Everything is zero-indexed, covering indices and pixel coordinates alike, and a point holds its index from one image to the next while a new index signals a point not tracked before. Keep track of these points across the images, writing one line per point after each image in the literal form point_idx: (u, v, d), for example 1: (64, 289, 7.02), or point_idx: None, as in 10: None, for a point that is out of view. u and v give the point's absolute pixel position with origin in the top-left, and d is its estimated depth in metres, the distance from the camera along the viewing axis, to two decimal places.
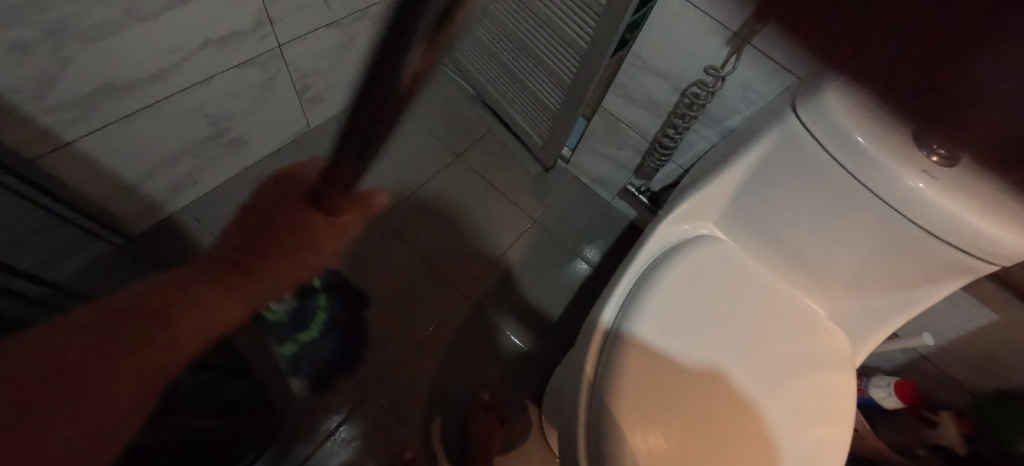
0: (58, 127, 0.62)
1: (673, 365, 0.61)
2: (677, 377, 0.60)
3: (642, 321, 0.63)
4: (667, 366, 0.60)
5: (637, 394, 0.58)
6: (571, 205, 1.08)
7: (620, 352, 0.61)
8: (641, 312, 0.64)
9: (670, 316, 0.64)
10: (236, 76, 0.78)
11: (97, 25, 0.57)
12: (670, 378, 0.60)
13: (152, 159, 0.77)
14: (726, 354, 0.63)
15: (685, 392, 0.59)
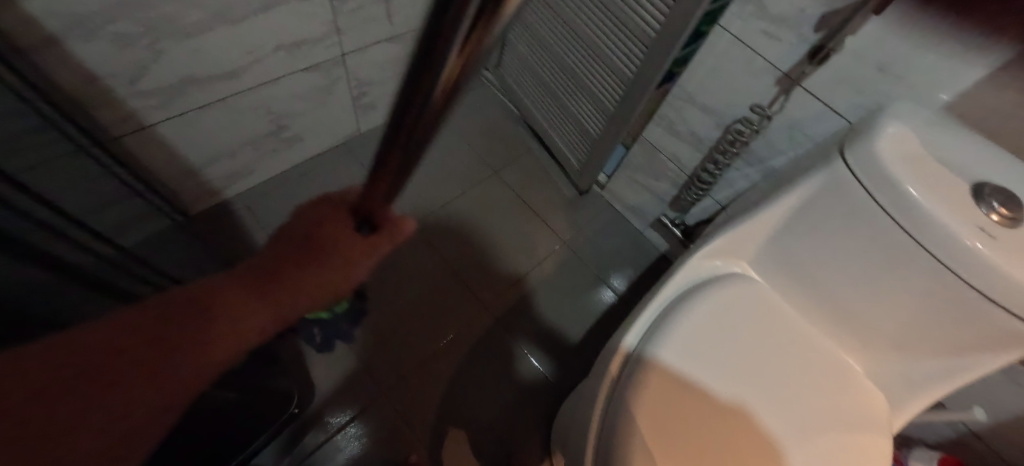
0: (143, 111, 0.70)
1: (697, 401, 0.58)
2: (697, 410, 0.58)
3: (665, 345, 0.61)
4: (687, 398, 0.58)
5: (658, 426, 0.56)
6: (601, 232, 1.09)
7: (641, 380, 0.59)
8: (666, 343, 0.61)
9: (695, 350, 0.61)
10: (301, 80, 0.85)
11: (190, 25, 0.65)
12: (689, 411, 0.57)
13: (217, 148, 0.84)
14: (754, 396, 0.59)
15: (705, 429, 0.57)
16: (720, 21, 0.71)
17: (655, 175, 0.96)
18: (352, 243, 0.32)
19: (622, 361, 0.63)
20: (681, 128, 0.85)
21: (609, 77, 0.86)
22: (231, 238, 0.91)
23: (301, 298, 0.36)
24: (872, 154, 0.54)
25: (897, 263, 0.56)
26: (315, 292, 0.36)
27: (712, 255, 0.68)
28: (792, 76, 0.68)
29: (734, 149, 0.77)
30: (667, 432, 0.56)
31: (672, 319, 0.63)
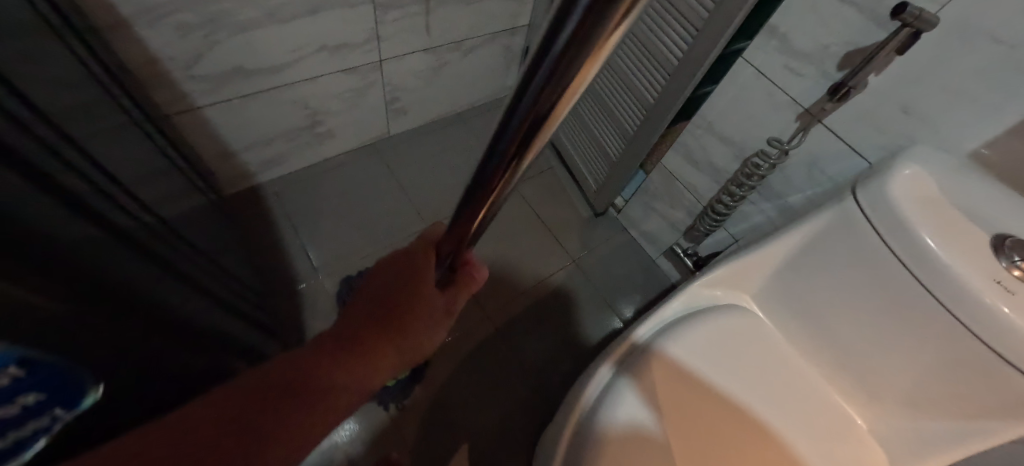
0: (195, 94, 0.77)
1: (709, 407, 0.56)
2: (703, 415, 0.56)
3: (680, 347, 0.59)
4: (684, 399, 0.56)
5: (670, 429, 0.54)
6: (614, 255, 1.09)
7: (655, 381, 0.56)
8: (681, 347, 0.59)
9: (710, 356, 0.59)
10: (340, 80, 0.91)
11: (244, 20, 0.71)
12: (683, 412, 0.55)
13: (256, 135, 0.90)
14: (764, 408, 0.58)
15: (693, 435, 0.55)
16: (745, 53, 0.71)
17: (671, 203, 0.96)
18: (432, 301, 0.38)
19: (628, 346, 0.60)
20: (699, 157, 0.86)
21: (631, 101, 0.88)
22: (257, 219, 0.97)
23: (394, 364, 0.39)
24: (883, 195, 0.52)
25: (906, 310, 0.53)
26: (403, 353, 0.39)
27: (713, 285, 0.66)
28: (814, 113, 0.66)
29: (751, 182, 0.75)
30: (655, 426, 0.54)
31: (684, 326, 0.61)
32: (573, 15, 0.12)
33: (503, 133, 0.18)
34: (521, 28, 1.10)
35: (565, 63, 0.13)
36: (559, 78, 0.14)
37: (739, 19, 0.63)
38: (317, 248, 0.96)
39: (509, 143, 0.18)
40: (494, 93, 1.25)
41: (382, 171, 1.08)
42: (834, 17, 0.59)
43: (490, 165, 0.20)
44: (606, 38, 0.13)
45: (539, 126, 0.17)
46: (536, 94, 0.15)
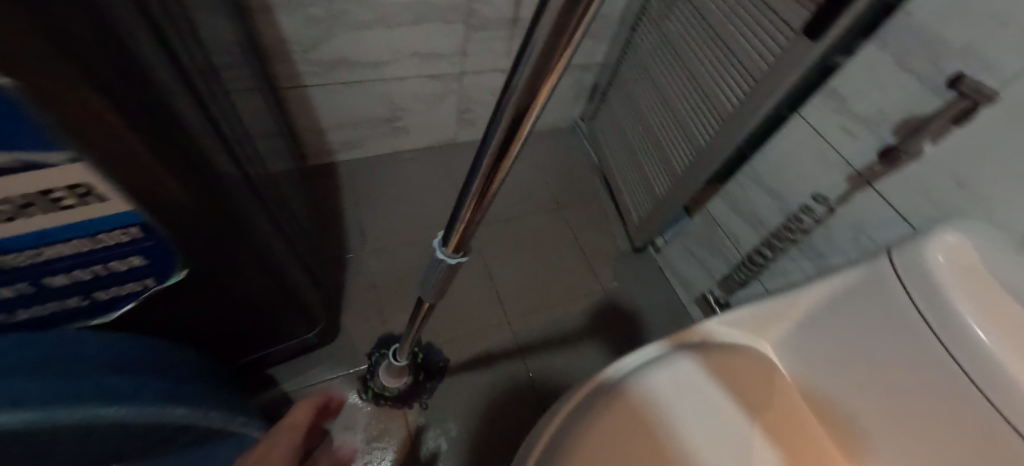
0: (306, 75, 0.90)
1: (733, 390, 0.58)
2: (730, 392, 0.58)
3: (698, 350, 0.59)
4: (783, 400, 0.60)
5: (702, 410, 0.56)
6: (647, 292, 1.10)
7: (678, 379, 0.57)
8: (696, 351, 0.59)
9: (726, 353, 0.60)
10: (424, 84, 1.03)
11: (360, 21, 0.84)
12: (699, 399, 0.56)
13: (345, 119, 1.02)
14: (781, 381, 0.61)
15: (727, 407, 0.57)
16: (802, 110, 0.72)
17: (711, 249, 0.97)
18: None
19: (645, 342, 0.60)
20: (744, 207, 0.86)
21: (685, 145, 0.92)
22: (327, 191, 1.08)
23: None
24: (920, 260, 0.50)
25: (931, 382, 0.50)
26: None
27: (733, 326, 0.62)
28: (864, 175, 0.65)
29: (791, 235, 0.76)
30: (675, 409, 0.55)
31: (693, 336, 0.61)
32: (538, 29, 0.18)
33: (501, 104, 0.23)
34: (591, 65, 1.19)
35: (542, 83, 0.21)
36: (535, 92, 0.21)
37: (798, 76, 0.66)
38: (373, 226, 1.05)
39: (496, 141, 0.26)
40: (557, 122, 1.34)
41: (442, 171, 1.18)
42: (894, 86, 0.58)
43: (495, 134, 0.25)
44: (560, 64, 0.19)
45: (524, 104, 0.22)
46: (524, 104, 0.22)
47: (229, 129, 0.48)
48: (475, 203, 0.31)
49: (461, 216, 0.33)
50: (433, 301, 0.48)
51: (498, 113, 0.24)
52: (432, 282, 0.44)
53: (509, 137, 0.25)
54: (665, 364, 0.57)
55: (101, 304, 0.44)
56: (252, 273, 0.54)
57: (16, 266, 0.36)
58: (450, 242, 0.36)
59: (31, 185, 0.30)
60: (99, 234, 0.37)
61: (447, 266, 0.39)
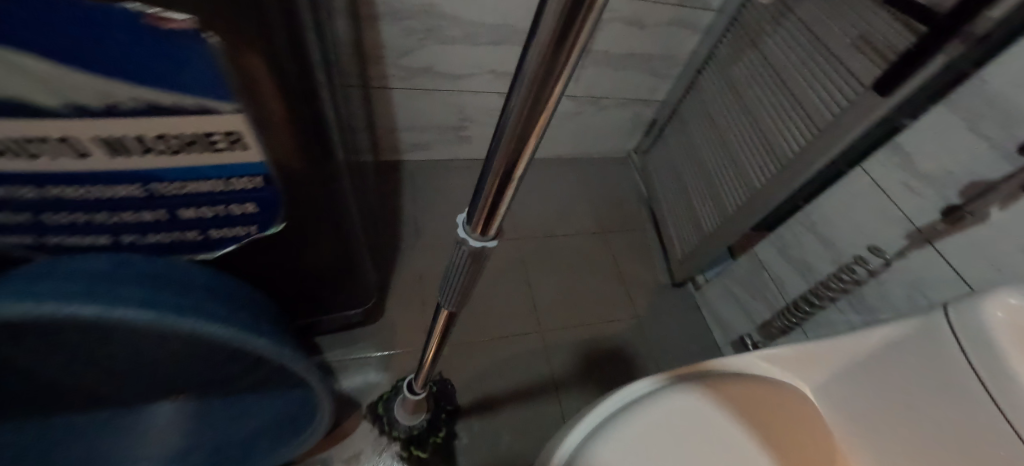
0: (394, 78, 0.98)
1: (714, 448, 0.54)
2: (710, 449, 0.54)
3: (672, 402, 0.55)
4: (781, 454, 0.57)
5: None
6: (681, 327, 1.10)
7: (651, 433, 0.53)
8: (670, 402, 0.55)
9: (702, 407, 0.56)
10: (495, 100, 1.10)
11: (450, 36, 0.93)
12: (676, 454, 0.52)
13: (418, 122, 1.11)
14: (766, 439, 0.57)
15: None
16: (864, 164, 0.72)
17: (754, 292, 0.97)
18: None
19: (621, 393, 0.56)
20: (794, 254, 0.86)
21: (739, 185, 0.94)
22: (390, 186, 1.16)
23: None
24: (978, 317, 0.50)
25: (977, 439, 0.49)
26: None
27: (774, 363, 0.62)
28: (926, 233, 0.64)
29: (843, 286, 0.75)
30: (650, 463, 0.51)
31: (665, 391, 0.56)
32: None
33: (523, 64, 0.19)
34: (652, 102, 1.24)
35: (548, 80, 0.19)
36: (551, 70, 0.18)
37: (863, 129, 0.67)
38: (426, 224, 1.12)
39: (517, 111, 0.22)
40: (612, 152, 1.38)
41: None
42: (963, 147, 0.59)
43: (517, 104, 0.21)
44: (585, 26, 0.16)
45: (546, 67, 0.18)
46: (531, 105, 0.21)
47: (339, 110, 0.55)
48: (495, 193, 0.28)
49: (483, 200, 0.29)
50: (454, 308, 0.44)
51: (517, 79, 0.20)
52: (448, 290, 0.41)
53: (522, 140, 0.24)
54: (655, 401, 0.55)
55: (210, 241, 0.51)
56: (334, 241, 0.60)
57: (163, 193, 0.43)
58: (473, 230, 0.32)
59: (200, 127, 0.37)
60: (230, 178, 0.43)
61: (462, 273, 0.37)
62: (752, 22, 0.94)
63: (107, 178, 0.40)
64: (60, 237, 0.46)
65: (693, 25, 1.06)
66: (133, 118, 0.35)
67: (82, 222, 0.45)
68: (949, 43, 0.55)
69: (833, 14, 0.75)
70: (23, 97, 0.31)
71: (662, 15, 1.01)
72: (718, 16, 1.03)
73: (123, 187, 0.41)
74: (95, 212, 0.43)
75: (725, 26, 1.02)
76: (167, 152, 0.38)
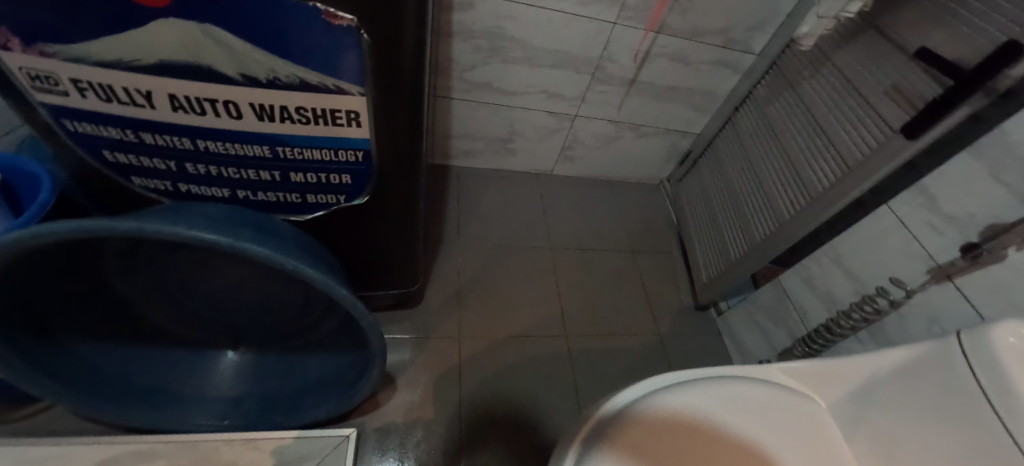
0: (458, 90, 1.09)
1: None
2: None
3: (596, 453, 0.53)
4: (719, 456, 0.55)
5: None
6: (700, 349, 1.14)
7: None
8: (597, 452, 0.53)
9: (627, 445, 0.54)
10: (543, 118, 1.19)
11: (512, 56, 1.03)
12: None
13: (470, 131, 1.20)
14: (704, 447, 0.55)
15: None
16: (891, 202, 0.77)
17: (776, 320, 1.00)
18: None
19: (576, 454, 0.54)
20: (818, 284, 0.90)
21: (767, 216, 0.99)
22: (438, 187, 1.25)
23: None
24: (985, 341, 0.50)
25: (977, 451, 0.50)
26: None
27: (792, 375, 0.65)
28: (947, 269, 0.68)
29: (863, 316, 0.77)
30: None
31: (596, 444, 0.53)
32: None
33: None
34: (689, 134, 1.31)
35: None
36: None
37: (890, 170, 0.72)
38: (468, 225, 1.20)
39: None
40: (645, 178, 1.45)
41: (535, 196, 1.32)
42: (984, 191, 0.64)
43: None
44: None
45: None
46: None
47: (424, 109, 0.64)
48: None
49: None
50: None
51: None
52: None
53: None
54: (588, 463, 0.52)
55: (305, 205, 0.60)
56: (404, 225, 0.68)
57: (284, 156, 0.52)
58: None
59: (331, 104, 0.47)
60: (339, 150, 0.52)
61: None
62: (792, 67, 1.01)
63: (247, 138, 0.50)
64: (191, 186, 0.56)
65: (735, 66, 1.13)
66: (286, 91, 0.45)
67: (211, 174, 0.54)
68: (973, 96, 0.60)
69: (869, 65, 0.81)
70: (214, 64, 0.41)
71: (707, 54, 1.09)
72: (759, 59, 1.11)
73: (256, 148, 0.51)
74: (226, 167, 0.53)
75: (765, 68, 1.10)
76: (300, 121, 0.48)
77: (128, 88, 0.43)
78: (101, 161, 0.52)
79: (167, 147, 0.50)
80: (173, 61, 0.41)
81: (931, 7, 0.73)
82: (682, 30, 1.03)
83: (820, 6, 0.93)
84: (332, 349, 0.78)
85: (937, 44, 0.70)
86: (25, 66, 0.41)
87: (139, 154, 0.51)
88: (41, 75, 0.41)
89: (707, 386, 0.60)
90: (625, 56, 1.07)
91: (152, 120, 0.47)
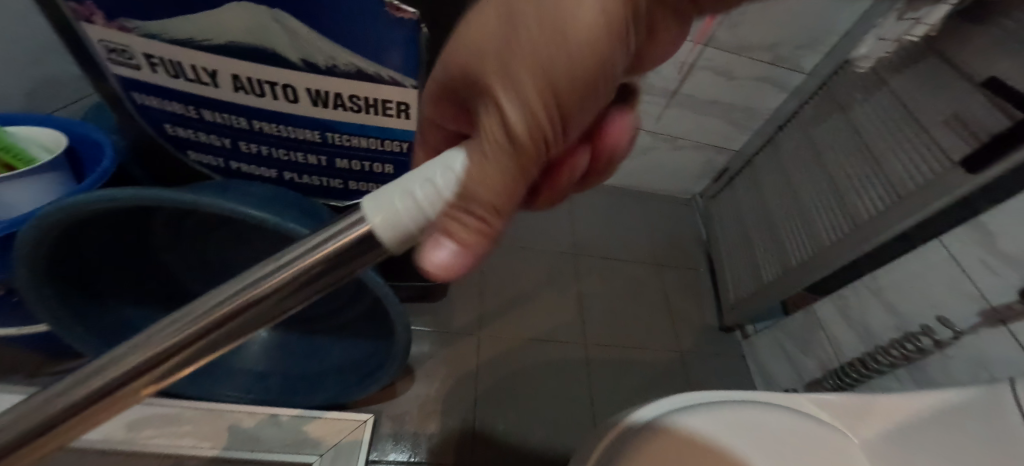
0: None
1: None
2: None
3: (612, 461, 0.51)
4: None
5: None
6: (722, 370, 1.11)
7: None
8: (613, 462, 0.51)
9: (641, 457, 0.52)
10: None
11: None
12: None
13: None
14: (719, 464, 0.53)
15: None
16: (942, 236, 0.73)
17: (806, 348, 0.97)
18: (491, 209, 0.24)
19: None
20: (855, 315, 0.87)
21: (804, 240, 0.96)
22: None
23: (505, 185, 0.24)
24: None
25: None
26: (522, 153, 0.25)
27: (823, 408, 0.61)
28: (1000, 312, 0.64)
29: (903, 353, 0.75)
30: None
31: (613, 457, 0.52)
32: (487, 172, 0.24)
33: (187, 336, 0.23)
34: (726, 150, 1.29)
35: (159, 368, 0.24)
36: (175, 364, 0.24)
37: (943, 203, 0.69)
38: None
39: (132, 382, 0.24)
40: (677, 192, 1.43)
41: (564, 200, 1.31)
42: None
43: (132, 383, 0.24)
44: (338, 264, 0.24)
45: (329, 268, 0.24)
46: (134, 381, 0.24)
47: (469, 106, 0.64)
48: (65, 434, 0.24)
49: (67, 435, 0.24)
50: None
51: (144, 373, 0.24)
52: None
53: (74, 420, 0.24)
54: None
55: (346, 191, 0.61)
56: None
57: (332, 142, 0.54)
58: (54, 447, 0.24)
59: (383, 94, 0.48)
60: (384, 140, 0.53)
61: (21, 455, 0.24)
62: (844, 89, 0.98)
63: (300, 122, 0.51)
64: (242, 164, 0.58)
65: (782, 84, 1.11)
66: (342, 78, 0.46)
67: (261, 154, 0.56)
68: None
69: (928, 92, 0.78)
70: (278, 48, 0.43)
71: (752, 71, 1.07)
72: (808, 79, 1.08)
73: (306, 132, 0.52)
74: (276, 148, 0.55)
75: (814, 88, 1.07)
76: (352, 109, 0.49)
77: (196, 66, 0.45)
78: (162, 134, 0.54)
79: (223, 126, 0.52)
80: (242, 43, 0.43)
81: (1001, 35, 0.70)
82: (730, 44, 1.01)
83: (881, 28, 0.90)
84: (356, 333, 0.80)
85: (1006, 74, 0.66)
86: (104, 39, 0.43)
87: (197, 130, 0.53)
88: (117, 48, 0.44)
89: (731, 405, 0.58)
90: (669, 67, 1.06)
91: (212, 98, 0.48)
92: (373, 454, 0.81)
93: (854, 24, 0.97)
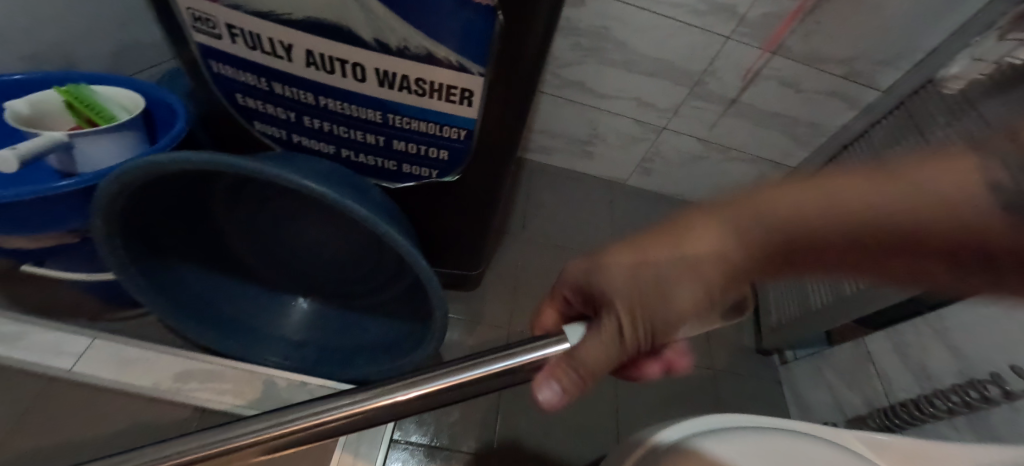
0: (552, 85, 1.09)
1: None
2: None
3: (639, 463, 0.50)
4: None
5: None
6: (756, 394, 1.06)
7: None
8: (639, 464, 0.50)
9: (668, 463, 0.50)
10: (628, 125, 1.16)
11: (614, 60, 1.02)
12: None
13: (554, 128, 1.20)
14: None
15: None
16: None
17: (852, 383, 0.92)
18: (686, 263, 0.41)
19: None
20: (912, 354, 0.81)
21: None
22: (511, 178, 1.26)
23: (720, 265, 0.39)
24: None
25: None
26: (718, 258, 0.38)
27: (873, 448, 0.56)
28: None
29: (965, 403, 0.68)
30: None
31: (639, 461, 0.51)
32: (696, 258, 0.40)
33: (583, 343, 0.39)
34: (782, 166, 1.23)
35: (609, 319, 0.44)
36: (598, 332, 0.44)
37: None
38: (534, 220, 1.19)
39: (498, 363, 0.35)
40: None
41: (605, 201, 1.28)
42: None
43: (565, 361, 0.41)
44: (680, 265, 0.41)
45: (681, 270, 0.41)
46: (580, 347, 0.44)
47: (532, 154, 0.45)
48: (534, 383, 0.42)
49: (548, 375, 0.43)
50: None
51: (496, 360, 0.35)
52: None
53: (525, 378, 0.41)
54: None
55: (398, 174, 0.62)
56: (484, 211, 0.69)
57: (393, 124, 0.54)
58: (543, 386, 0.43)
59: (448, 79, 0.48)
60: (443, 126, 0.53)
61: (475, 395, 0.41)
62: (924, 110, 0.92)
63: (364, 102, 0.52)
64: (303, 138, 0.59)
65: (853, 100, 1.04)
66: (412, 61, 0.46)
67: (323, 130, 0.57)
68: None
69: None
70: (353, 26, 0.44)
71: (822, 84, 1.02)
72: (883, 97, 1.02)
73: (368, 112, 0.53)
74: (338, 125, 0.56)
75: (889, 108, 1.01)
76: (416, 93, 0.50)
77: (273, 39, 0.46)
78: (233, 103, 0.56)
79: (290, 99, 0.53)
80: (318, 19, 0.44)
81: None
82: (801, 55, 0.96)
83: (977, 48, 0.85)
84: (391, 315, 0.81)
85: None
86: (192, 8, 0.45)
87: (265, 102, 0.55)
88: (202, 17, 0.46)
89: (768, 433, 0.55)
90: (732, 74, 1.02)
91: (283, 72, 0.50)
92: (397, 433, 0.82)
93: (945, 41, 0.91)
